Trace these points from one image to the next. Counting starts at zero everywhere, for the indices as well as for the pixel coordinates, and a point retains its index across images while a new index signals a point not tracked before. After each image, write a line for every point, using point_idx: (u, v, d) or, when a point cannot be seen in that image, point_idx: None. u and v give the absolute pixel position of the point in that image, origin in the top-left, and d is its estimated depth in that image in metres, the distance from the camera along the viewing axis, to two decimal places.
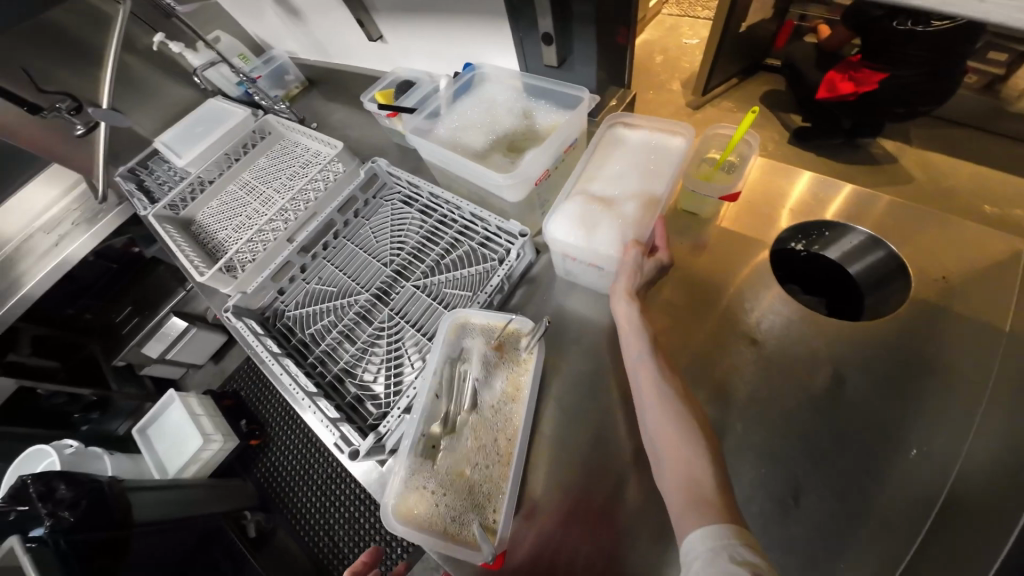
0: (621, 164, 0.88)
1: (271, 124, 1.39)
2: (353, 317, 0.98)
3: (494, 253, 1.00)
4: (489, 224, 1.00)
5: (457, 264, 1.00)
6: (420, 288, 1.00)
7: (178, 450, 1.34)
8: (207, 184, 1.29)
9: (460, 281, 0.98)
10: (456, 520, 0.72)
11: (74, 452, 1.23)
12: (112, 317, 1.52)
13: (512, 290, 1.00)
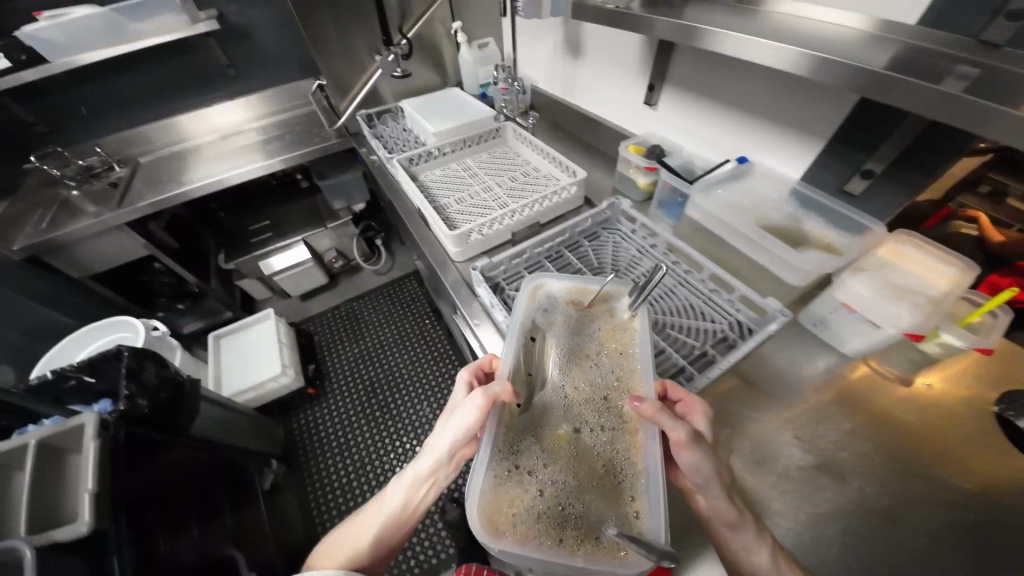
0: (864, 218, 0.77)
1: (453, 95, 1.40)
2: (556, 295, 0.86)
3: (670, 266, 0.87)
4: (667, 242, 0.91)
5: (622, 263, 0.90)
6: (589, 261, 0.91)
7: (248, 369, 1.41)
8: (396, 138, 1.30)
9: (670, 304, 0.82)
10: (570, 510, 0.52)
11: (157, 336, 1.32)
12: (246, 225, 1.69)
13: (686, 282, 0.85)
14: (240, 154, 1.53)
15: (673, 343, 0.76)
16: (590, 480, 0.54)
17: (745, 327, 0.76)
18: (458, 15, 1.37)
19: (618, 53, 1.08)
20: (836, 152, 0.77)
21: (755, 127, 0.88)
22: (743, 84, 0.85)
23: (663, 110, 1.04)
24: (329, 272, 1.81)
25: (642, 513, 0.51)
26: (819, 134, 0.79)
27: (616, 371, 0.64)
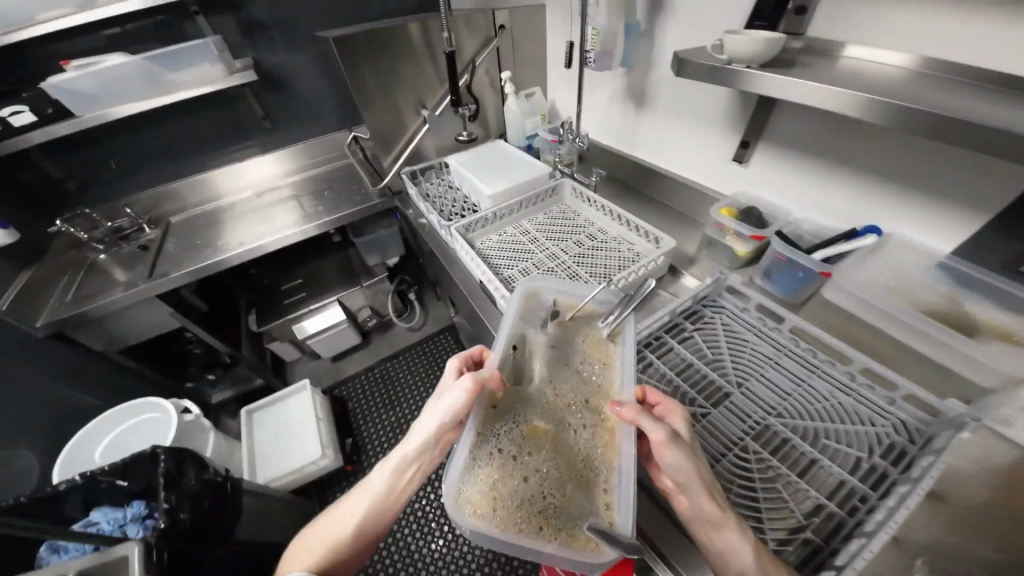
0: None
1: (500, 148, 1.29)
2: (675, 389, 0.72)
3: (794, 362, 0.73)
4: (782, 329, 0.76)
5: (737, 359, 0.75)
6: (693, 356, 0.76)
7: (284, 450, 1.35)
8: (447, 199, 1.19)
9: (816, 407, 0.68)
10: (551, 512, 0.51)
11: (192, 419, 1.25)
12: (279, 285, 1.64)
13: (827, 384, 0.70)
14: (280, 215, 1.46)
15: (834, 456, 0.62)
16: (567, 469, 0.54)
17: (911, 429, 0.62)
18: (505, 64, 1.28)
19: (698, 106, 0.96)
20: (1010, 232, 0.62)
21: (890, 195, 0.74)
22: (876, 145, 0.72)
23: (757, 170, 0.91)
24: (362, 331, 1.72)
25: (613, 507, 0.51)
26: (983, 208, 0.65)
27: (600, 377, 0.63)
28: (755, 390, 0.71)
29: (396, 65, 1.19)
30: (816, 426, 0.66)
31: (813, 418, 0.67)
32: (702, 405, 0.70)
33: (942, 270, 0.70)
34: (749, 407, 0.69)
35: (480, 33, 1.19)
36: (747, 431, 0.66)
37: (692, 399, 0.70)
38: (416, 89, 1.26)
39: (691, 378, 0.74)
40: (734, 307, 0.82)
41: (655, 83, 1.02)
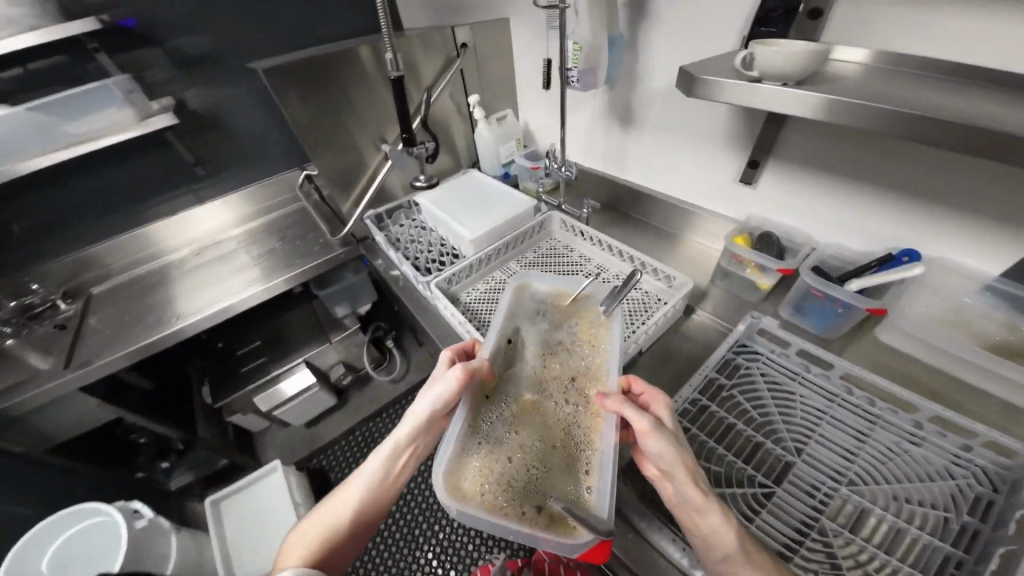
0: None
1: (474, 181, 1.16)
2: (729, 464, 0.60)
3: (847, 411, 0.63)
4: (825, 372, 0.66)
5: (783, 415, 0.65)
6: (734, 418, 0.65)
7: (262, 546, 1.16)
8: (421, 244, 1.04)
9: (887, 465, 0.58)
10: (533, 492, 0.52)
11: (145, 526, 1.04)
12: (235, 350, 1.44)
13: (891, 433, 0.60)
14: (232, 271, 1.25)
15: (925, 526, 0.52)
16: (553, 448, 0.55)
17: (995, 477, 0.54)
18: (471, 85, 1.15)
19: (693, 123, 0.86)
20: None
21: (925, 215, 0.66)
22: (907, 161, 0.63)
23: (767, 191, 0.82)
24: (340, 390, 1.55)
25: (593, 489, 0.52)
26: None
27: (589, 359, 0.63)
28: (816, 452, 0.60)
29: (346, 95, 1.03)
30: (892, 489, 0.56)
31: (888, 479, 0.57)
32: (764, 481, 0.59)
33: (992, 293, 0.62)
34: (814, 474, 0.58)
35: (440, 53, 1.06)
36: (819, 506, 0.56)
37: (751, 476, 0.59)
38: (371, 120, 1.10)
39: (743, 447, 0.62)
40: (770, 350, 0.71)
41: (642, 99, 0.92)
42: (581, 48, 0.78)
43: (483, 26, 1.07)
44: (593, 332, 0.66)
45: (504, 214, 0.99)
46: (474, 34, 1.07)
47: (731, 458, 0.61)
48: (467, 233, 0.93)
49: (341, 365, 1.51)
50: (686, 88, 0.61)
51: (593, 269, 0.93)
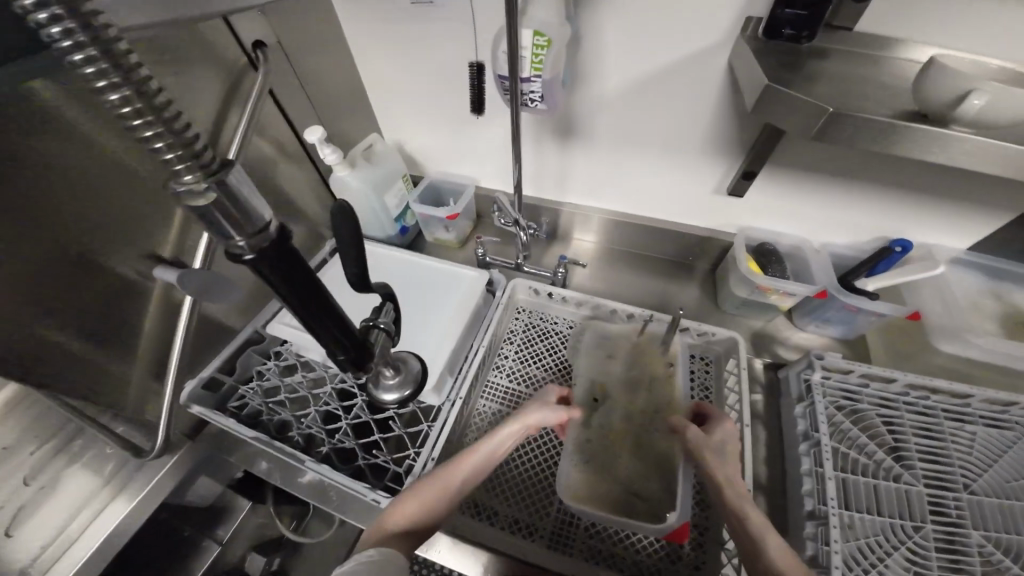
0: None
1: (364, 254, 0.80)
2: (879, 532, 0.52)
3: (925, 413, 0.60)
4: (889, 386, 0.62)
5: (884, 448, 0.58)
6: (862, 481, 0.55)
7: None
8: (333, 405, 0.70)
9: (977, 452, 0.57)
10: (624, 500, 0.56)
11: None
12: None
13: (966, 419, 0.59)
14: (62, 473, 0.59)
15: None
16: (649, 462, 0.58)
17: None
18: (298, 111, 0.69)
19: (660, 132, 0.68)
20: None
21: (915, 203, 0.61)
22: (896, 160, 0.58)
23: (751, 201, 0.72)
24: None
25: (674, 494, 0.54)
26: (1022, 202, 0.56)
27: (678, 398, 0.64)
28: (924, 467, 0.56)
29: (60, 206, 0.46)
30: (997, 476, 0.56)
31: (985, 466, 0.56)
32: (911, 525, 0.53)
33: (966, 263, 0.64)
34: (937, 495, 0.54)
35: (216, 73, 0.56)
36: (957, 527, 0.53)
37: (901, 525, 0.53)
38: (138, 235, 0.54)
39: (875, 499, 0.54)
40: (833, 378, 0.63)
41: (588, 104, 0.68)
42: (548, 42, 0.48)
43: (284, 10, 0.60)
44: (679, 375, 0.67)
45: (450, 318, 0.70)
46: (272, 26, 0.60)
47: (878, 519, 0.52)
48: None
49: (259, 550, 0.84)
50: (808, 128, 0.42)
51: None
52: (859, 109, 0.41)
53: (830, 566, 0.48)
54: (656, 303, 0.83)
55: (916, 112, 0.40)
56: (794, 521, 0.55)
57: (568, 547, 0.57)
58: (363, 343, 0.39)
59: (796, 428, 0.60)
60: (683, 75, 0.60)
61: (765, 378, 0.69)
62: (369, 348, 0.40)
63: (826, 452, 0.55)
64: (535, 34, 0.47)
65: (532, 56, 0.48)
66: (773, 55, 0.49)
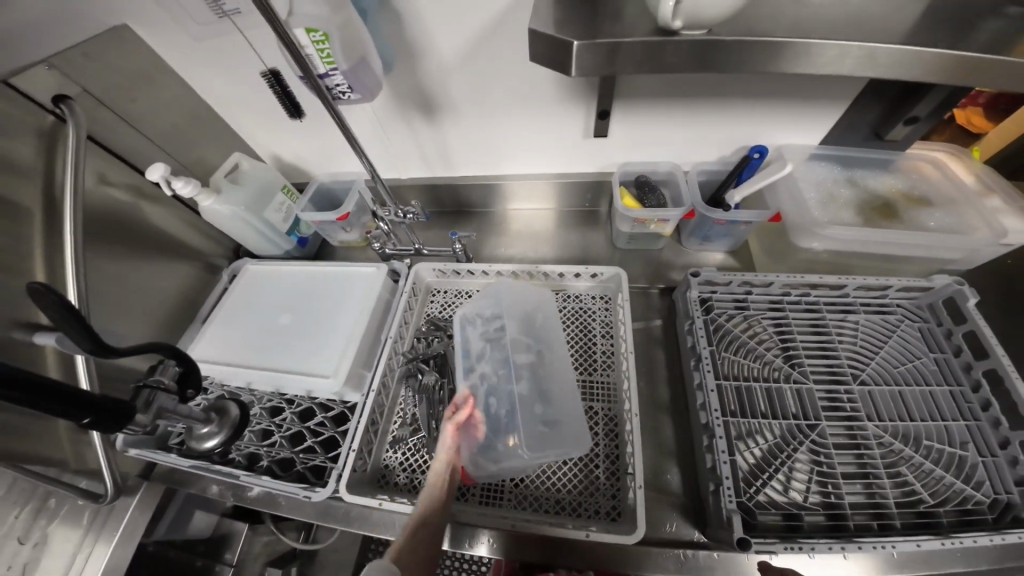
0: (880, 175, 0.66)
1: (263, 274, 0.79)
2: (779, 438, 0.60)
3: (817, 314, 0.66)
4: (786, 298, 0.67)
5: (780, 354, 0.64)
6: (756, 388, 0.62)
7: None
8: (264, 423, 0.69)
9: (862, 342, 0.65)
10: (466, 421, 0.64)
11: None
12: None
13: (853, 314, 0.66)
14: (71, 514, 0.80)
15: (917, 382, 0.62)
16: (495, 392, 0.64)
17: (913, 309, 0.66)
18: (134, 151, 0.68)
19: (509, 89, 0.68)
20: (879, 106, 0.61)
21: (760, 110, 0.64)
22: (721, 74, 0.60)
23: (619, 138, 0.72)
24: None
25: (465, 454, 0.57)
26: (851, 90, 0.59)
27: (577, 341, 0.71)
28: (819, 367, 0.64)
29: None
30: (880, 361, 0.63)
31: (870, 355, 0.64)
32: (808, 425, 0.60)
33: (819, 157, 0.67)
34: (833, 392, 0.62)
35: (22, 136, 0.56)
36: (854, 419, 0.61)
37: (801, 427, 0.60)
38: (3, 306, 0.54)
39: (772, 405, 0.62)
40: (716, 292, 0.66)
41: (433, 77, 0.67)
42: (327, 36, 0.46)
43: (75, 55, 0.58)
44: (576, 321, 0.73)
45: (353, 317, 0.70)
46: (69, 76, 0.58)
47: (778, 426, 0.60)
48: (327, 383, 0.64)
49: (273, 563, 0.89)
50: (566, 67, 0.41)
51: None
52: (645, 34, 0.41)
53: (724, 477, 0.54)
54: (561, 256, 0.84)
55: (662, 27, 0.41)
56: (696, 434, 0.60)
57: (499, 501, 0.60)
58: (112, 407, 0.38)
59: (687, 345, 0.64)
60: (507, 29, 0.60)
61: (662, 304, 0.72)
62: (125, 408, 0.39)
63: (706, 364, 0.60)
64: (309, 30, 0.46)
65: (318, 51, 0.48)
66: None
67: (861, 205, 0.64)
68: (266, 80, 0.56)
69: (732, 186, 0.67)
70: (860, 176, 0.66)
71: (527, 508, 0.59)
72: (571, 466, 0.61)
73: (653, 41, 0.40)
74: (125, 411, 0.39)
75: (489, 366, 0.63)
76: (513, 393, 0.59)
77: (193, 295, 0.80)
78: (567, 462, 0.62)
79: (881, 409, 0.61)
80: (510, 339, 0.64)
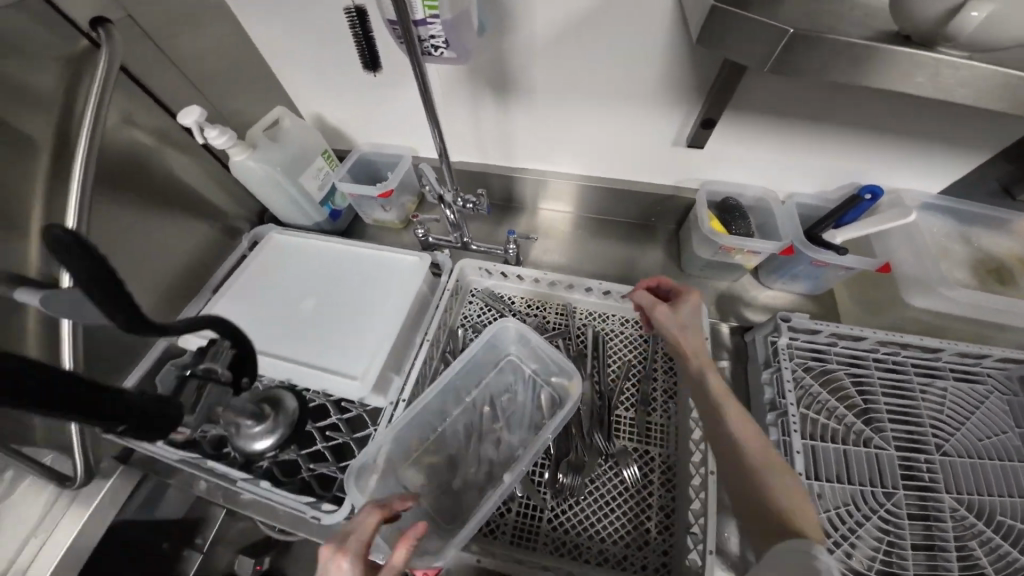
0: (997, 237, 0.60)
1: (288, 246, 0.70)
2: (848, 502, 0.51)
3: (903, 374, 0.57)
4: (872, 353, 0.58)
5: (859, 413, 0.56)
6: (824, 448, 0.53)
7: None
8: None
9: (947, 409, 0.55)
10: (481, 436, 0.59)
11: None
12: None
13: (941, 379, 0.57)
14: None
15: (1001, 457, 0.53)
16: (499, 422, 0.60)
17: (1006, 378, 0.56)
18: (172, 90, 0.59)
19: (605, 76, 0.59)
20: (1007, 156, 0.57)
21: (884, 146, 0.57)
22: (854, 100, 0.53)
23: (712, 152, 0.65)
24: None
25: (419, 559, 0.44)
26: (995, 140, 0.52)
27: (636, 370, 0.63)
28: (898, 433, 0.54)
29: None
30: (967, 431, 0.54)
31: (955, 425, 0.54)
32: (883, 493, 0.52)
33: (930, 208, 0.61)
34: (909, 459, 0.53)
35: (43, 54, 0.46)
36: (929, 491, 0.52)
37: (873, 493, 0.52)
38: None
39: (844, 466, 0.53)
40: (797, 339, 0.59)
41: (519, 49, 0.59)
42: None
43: None
44: (633, 349, 0.65)
45: (387, 315, 0.62)
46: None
47: (845, 489, 0.51)
48: (355, 387, 0.56)
49: (247, 552, 0.76)
50: (768, 57, 0.37)
51: (555, 316, 0.68)
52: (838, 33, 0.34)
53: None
54: (617, 272, 0.77)
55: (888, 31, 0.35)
56: None
57: (532, 542, 0.53)
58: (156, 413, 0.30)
59: (763, 396, 0.57)
60: (620, 9, 0.52)
61: (732, 343, 0.65)
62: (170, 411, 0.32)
63: (792, 423, 0.52)
64: None
65: None
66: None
67: (974, 268, 0.57)
68: (348, 19, 0.58)
69: (834, 226, 0.60)
70: (973, 235, 0.60)
71: (564, 551, 0.52)
72: (618, 510, 0.54)
73: (871, 45, 0.34)
74: (169, 420, 0.31)
75: (485, 398, 0.61)
76: (506, 443, 0.58)
77: (205, 257, 0.71)
78: (613, 507, 0.55)
79: (962, 481, 0.52)
80: (514, 385, 0.62)
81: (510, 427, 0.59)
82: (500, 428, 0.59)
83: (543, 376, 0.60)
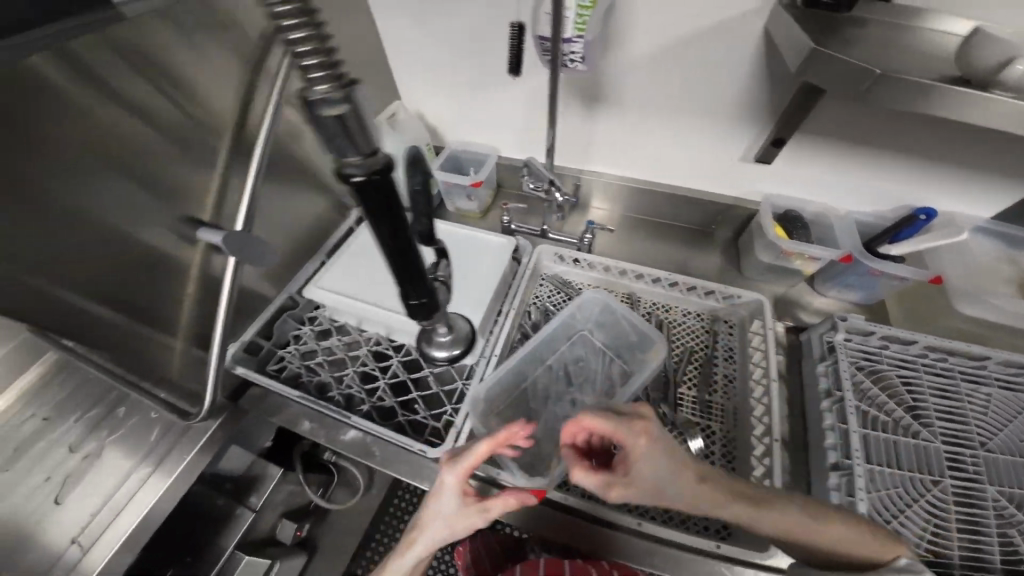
0: None
1: None
2: (899, 486, 0.56)
3: (950, 378, 0.62)
4: (922, 358, 0.64)
5: (909, 409, 0.61)
6: (877, 436, 0.58)
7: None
8: (370, 366, 0.70)
9: (992, 412, 0.60)
10: (555, 398, 0.65)
11: None
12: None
13: (987, 386, 0.62)
14: None
15: None
16: (573, 387, 0.66)
17: None
18: None
19: (690, 93, 0.68)
20: None
21: (939, 171, 0.64)
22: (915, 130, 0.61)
23: (778, 167, 0.72)
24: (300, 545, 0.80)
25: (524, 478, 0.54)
26: None
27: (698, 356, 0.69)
28: (946, 429, 0.59)
29: (72, 161, 0.44)
30: (1012, 434, 0.59)
31: (1000, 427, 0.59)
32: (931, 480, 0.56)
33: (979, 231, 0.67)
34: (956, 454, 0.58)
35: None
36: (975, 483, 0.56)
37: (921, 480, 0.56)
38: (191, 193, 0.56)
39: (895, 454, 0.58)
40: (851, 339, 0.64)
41: (617, 67, 0.68)
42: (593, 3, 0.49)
43: None
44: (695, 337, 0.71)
45: (478, 285, 0.70)
46: None
47: (897, 474, 0.56)
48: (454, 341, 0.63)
49: (289, 516, 0.76)
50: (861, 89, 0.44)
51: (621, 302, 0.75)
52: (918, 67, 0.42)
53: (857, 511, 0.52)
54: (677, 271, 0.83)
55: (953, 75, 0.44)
56: (819, 474, 0.58)
57: None
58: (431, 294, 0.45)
59: (819, 386, 0.63)
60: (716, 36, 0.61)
61: (787, 341, 0.71)
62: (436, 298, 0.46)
63: (850, 409, 0.58)
64: None
65: (577, 15, 0.49)
66: (809, 22, 0.51)
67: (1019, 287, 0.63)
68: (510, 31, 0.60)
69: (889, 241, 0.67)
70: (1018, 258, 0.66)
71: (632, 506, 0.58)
72: None
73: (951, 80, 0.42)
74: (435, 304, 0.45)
75: (560, 365, 0.67)
76: (578, 404, 0.64)
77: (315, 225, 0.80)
78: None
79: (1005, 477, 0.56)
80: (587, 355, 0.68)
81: (581, 390, 0.65)
82: (572, 393, 0.65)
83: (615, 349, 0.68)
